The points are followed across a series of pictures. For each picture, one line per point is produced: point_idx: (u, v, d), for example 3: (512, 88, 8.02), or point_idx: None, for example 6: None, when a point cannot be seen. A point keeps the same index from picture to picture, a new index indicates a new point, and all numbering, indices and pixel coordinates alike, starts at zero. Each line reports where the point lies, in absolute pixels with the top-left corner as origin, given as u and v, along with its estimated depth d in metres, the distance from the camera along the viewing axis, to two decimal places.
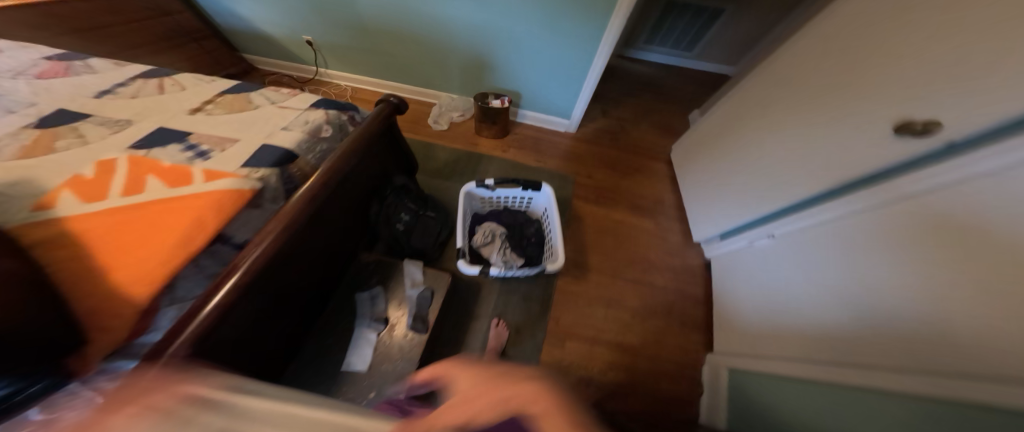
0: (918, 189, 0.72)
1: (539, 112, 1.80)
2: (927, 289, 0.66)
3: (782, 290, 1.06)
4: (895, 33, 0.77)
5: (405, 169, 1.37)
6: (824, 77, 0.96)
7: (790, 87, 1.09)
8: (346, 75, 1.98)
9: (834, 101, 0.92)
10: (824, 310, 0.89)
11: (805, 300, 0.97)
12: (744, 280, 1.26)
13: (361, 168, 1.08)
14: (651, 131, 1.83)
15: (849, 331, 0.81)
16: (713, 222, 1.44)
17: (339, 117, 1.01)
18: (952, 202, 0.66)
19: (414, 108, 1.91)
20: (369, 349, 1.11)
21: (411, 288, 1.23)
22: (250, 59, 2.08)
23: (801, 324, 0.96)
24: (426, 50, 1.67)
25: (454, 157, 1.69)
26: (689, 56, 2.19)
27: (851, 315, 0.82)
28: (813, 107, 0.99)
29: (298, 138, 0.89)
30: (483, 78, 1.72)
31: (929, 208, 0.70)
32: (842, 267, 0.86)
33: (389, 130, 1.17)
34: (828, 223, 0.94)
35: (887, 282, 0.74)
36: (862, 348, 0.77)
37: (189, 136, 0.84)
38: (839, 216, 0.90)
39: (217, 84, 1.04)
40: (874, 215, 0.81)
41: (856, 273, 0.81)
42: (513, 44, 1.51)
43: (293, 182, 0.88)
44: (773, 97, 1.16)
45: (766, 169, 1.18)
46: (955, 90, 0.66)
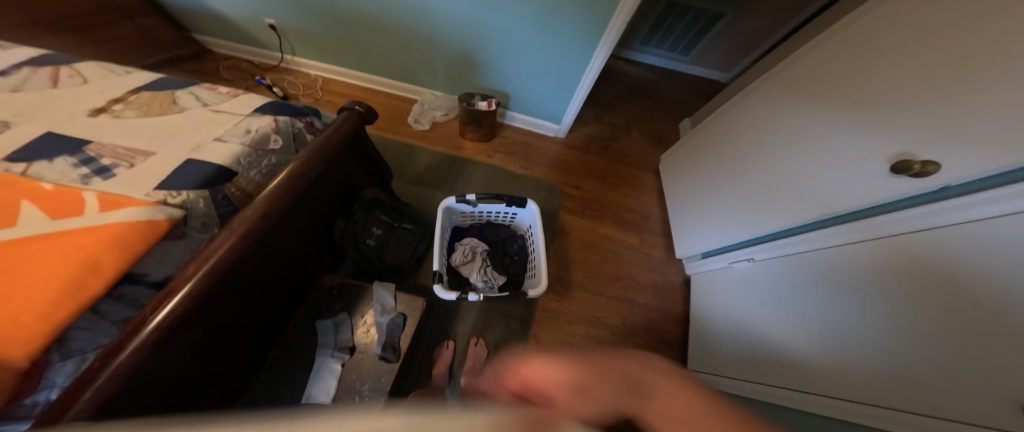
0: (910, 229, 0.65)
1: (528, 115, 1.68)
2: (932, 343, 0.57)
3: (751, 317, 0.99)
4: (909, 52, 0.69)
5: (377, 182, 1.22)
6: (826, 93, 0.88)
7: (788, 101, 1.00)
8: (314, 64, 1.77)
9: (834, 117, 0.83)
10: (796, 345, 0.83)
11: (775, 330, 0.90)
12: (712, 301, 1.18)
13: (323, 182, 0.93)
14: (644, 139, 1.76)
15: (820, 371, 0.75)
16: (691, 239, 1.31)
17: (293, 125, 0.87)
18: (946, 248, 0.58)
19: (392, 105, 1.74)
20: (333, 380, 0.98)
21: (380, 315, 1.06)
22: (202, 39, 1.82)
23: (769, 355, 0.89)
24: (405, 42, 1.50)
25: (433, 160, 1.53)
26: (684, 60, 2.14)
27: (825, 355, 0.75)
28: (809, 124, 0.91)
29: (238, 151, 0.74)
30: (469, 76, 1.58)
31: (919, 250, 0.63)
32: (828, 300, 0.77)
33: (357, 140, 1.02)
34: (814, 250, 0.85)
35: (882, 327, 0.65)
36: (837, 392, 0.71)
37: (86, 145, 0.67)
38: (822, 246, 0.82)
39: (132, 77, 0.87)
40: (857, 249, 0.74)
41: (836, 311, 0.74)
42: (503, 41, 1.38)
43: (232, 204, 0.72)
44: (768, 110, 1.08)
45: (749, 187, 1.09)
46: (962, 124, 0.58)
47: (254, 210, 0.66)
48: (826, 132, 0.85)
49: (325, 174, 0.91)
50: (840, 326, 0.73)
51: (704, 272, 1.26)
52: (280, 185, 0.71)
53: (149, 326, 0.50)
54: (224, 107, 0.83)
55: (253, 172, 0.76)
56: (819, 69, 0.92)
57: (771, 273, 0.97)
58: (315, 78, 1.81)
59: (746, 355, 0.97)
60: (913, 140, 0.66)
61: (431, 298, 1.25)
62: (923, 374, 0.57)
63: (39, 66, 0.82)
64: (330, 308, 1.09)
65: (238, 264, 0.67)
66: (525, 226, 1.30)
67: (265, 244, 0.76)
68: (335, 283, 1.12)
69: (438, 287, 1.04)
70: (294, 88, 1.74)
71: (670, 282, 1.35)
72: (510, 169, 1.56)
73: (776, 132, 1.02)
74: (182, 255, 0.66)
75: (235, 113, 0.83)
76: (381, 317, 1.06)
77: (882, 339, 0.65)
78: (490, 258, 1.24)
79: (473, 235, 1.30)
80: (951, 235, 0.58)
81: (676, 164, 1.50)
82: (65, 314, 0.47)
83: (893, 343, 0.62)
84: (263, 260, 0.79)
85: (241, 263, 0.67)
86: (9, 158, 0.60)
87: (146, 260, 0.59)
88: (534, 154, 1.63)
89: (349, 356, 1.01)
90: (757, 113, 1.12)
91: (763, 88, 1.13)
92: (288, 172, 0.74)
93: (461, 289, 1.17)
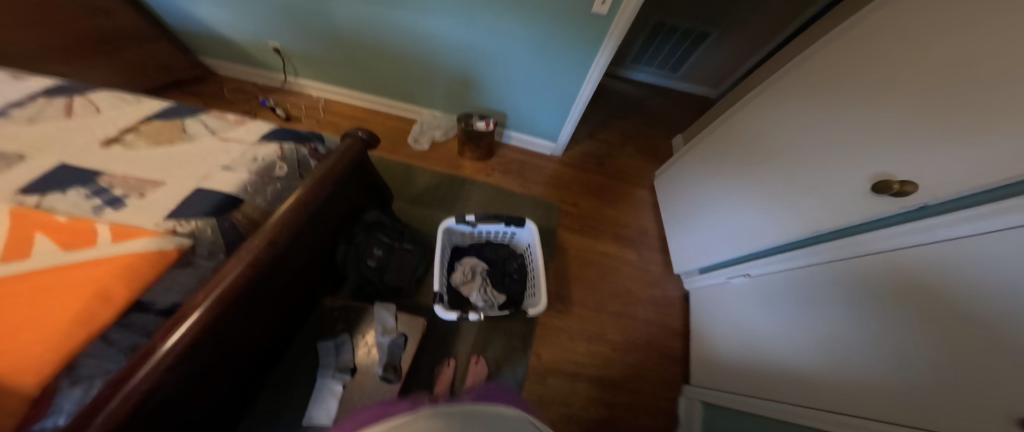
0: (896, 244, 0.67)
1: (525, 133, 1.73)
2: (927, 358, 0.58)
3: (753, 331, 1.00)
4: (878, 76, 0.74)
5: (377, 203, 1.25)
6: (809, 111, 0.92)
7: (775, 118, 1.04)
8: (317, 86, 1.83)
9: (819, 135, 0.87)
10: (798, 357, 0.84)
11: (777, 343, 0.90)
12: (714, 315, 1.18)
13: (328, 205, 0.95)
14: (638, 155, 1.80)
15: (824, 381, 0.76)
16: (690, 252, 1.32)
17: (298, 152, 0.90)
18: (931, 262, 0.61)
19: (393, 125, 1.78)
20: (334, 400, 0.97)
21: (381, 336, 1.05)
22: (206, 63, 1.88)
23: (773, 369, 0.90)
24: (406, 65, 1.56)
25: (433, 179, 1.56)
26: (673, 77, 2.23)
27: (826, 365, 0.76)
28: (795, 141, 0.95)
29: (244, 179, 0.76)
30: (468, 97, 1.64)
31: (908, 264, 0.65)
32: (827, 316, 0.79)
33: (361, 165, 1.05)
34: (810, 265, 0.87)
35: (881, 343, 0.66)
36: (840, 401, 0.71)
37: (99, 175, 0.69)
38: (818, 260, 0.84)
39: (143, 106, 0.90)
40: (851, 264, 0.76)
41: (835, 323, 0.76)
42: (501, 64, 1.43)
43: (239, 231, 0.73)
44: (757, 128, 1.11)
45: (743, 201, 1.12)
46: (932, 144, 0.62)
47: (260, 238, 0.68)
48: (812, 151, 0.89)
49: (330, 198, 0.93)
50: (839, 341, 0.74)
51: (701, 286, 1.27)
52: (286, 211, 0.74)
53: (159, 352, 0.51)
54: (230, 135, 0.86)
55: (259, 198, 0.77)
56: (801, 90, 0.96)
57: (768, 287, 0.98)
58: (318, 99, 1.86)
59: (748, 371, 0.97)
60: (891, 159, 0.69)
61: (431, 317, 1.25)
62: (921, 390, 0.58)
63: (53, 97, 0.84)
64: (330, 332, 1.08)
65: (244, 290, 0.68)
66: (524, 245, 1.32)
67: (270, 269, 0.77)
68: (337, 305, 1.13)
69: (438, 307, 1.04)
70: (298, 110, 1.78)
71: (671, 296, 1.37)
72: (508, 187, 1.59)
73: (765, 150, 1.06)
74: (188, 283, 0.66)
75: (242, 141, 0.85)
76: (382, 338, 1.06)
77: (882, 355, 0.65)
78: (490, 276, 1.25)
79: (472, 254, 1.31)
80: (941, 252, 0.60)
81: (670, 179, 1.54)
82: (73, 342, 0.48)
83: (890, 353, 0.64)
84: (268, 285, 0.80)
85: (246, 289, 0.68)
86: (24, 190, 0.62)
87: (155, 288, 0.60)
88: (532, 172, 1.66)
89: (350, 377, 1.01)
90: (745, 130, 1.16)
91: (751, 107, 1.17)
92: (294, 198, 0.76)
93: (461, 308, 1.17)
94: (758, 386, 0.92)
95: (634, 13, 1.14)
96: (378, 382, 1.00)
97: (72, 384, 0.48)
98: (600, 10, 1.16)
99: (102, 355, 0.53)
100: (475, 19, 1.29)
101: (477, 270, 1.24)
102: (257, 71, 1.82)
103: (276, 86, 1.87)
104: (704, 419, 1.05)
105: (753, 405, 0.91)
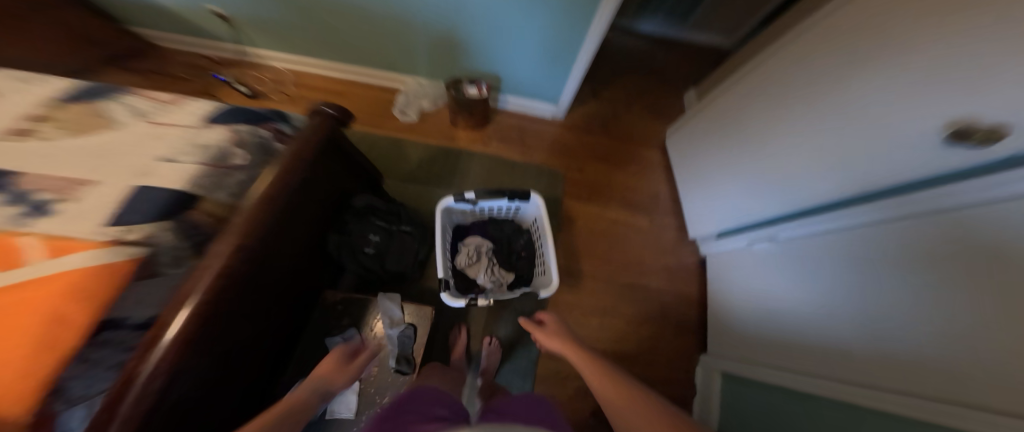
0: (952, 203, 0.56)
1: (522, 96, 1.56)
2: (966, 328, 0.51)
3: (782, 300, 0.93)
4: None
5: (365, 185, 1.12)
6: (846, 49, 0.73)
7: (803, 60, 0.86)
8: (281, 55, 1.61)
9: (862, 76, 0.70)
10: (830, 327, 0.78)
11: (808, 312, 0.84)
12: (737, 283, 1.12)
13: (307, 194, 0.83)
14: (647, 114, 1.65)
15: (857, 352, 0.71)
16: (712, 218, 1.23)
17: (254, 135, 0.76)
18: (991, 223, 0.50)
19: (375, 97, 1.61)
20: (353, 395, 0.93)
21: (390, 328, 1.00)
22: (146, 34, 1.63)
23: (803, 339, 0.85)
24: (381, 26, 1.34)
25: (425, 154, 1.43)
26: (682, 27, 1.99)
27: (862, 336, 0.70)
28: (830, 87, 0.78)
29: (192, 173, 0.63)
30: (455, 59, 1.44)
31: (961, 226, 0.55)
32: (858, 282, 0.73)
33: (337, 143, 0.90)
34: (842, 228, 0.79)
35: (909, 309, 0.61)
36: (874, 372, 0.66)
37: (13, 178, 0.56)
38: (859, 223, 0.74)
39: (53, 86, 0.74)
40: (897, 225, 0.66)
41: (873, 292, 0.69)
42: (489, 19, 1.22)
43: (203, 231, 0.63)
44: (772, 75, 0.97)
45: (770, 162, 0.98)
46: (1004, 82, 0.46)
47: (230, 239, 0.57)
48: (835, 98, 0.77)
49: (308, 183, 0.82)
50: (869, 309, 0.69)
51: (720, 255, 1.22)
52: (258, 206, 0.62)
53: (141, 375, 0.41)
54: (173, 120, 0.72)
55: (219, 193, 0.64)
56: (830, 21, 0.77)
57: (793, 252, 0.92)
58: (286, 71, 1.65)
59: (772, 341, 0.94)
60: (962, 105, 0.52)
61: (437, 302, 1.20)
62: (955, 362, 0.52)
63: None
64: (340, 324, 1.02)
65: (229, 300, 0.59)
66: (530, 220, 1.22)
67: (256, 271, 0.68)
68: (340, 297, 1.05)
69: (445, 295, 0.97)
70: (266, 84, 1.58)
71: (686, 263, 1.30)
72: (508, 158, 1.46)
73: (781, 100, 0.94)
74: (162, 292, 0.57)
75: (187, 127, 0.71)
76: (390, 329, 1.01)
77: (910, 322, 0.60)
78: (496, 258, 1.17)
79: (475, 234, 1.22)
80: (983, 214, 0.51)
81: (683, 140, 1.41)
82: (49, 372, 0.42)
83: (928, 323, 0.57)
84: (262, 288, 0.71)
85: (232, 299, 0.60)
86: None
87: (123, 301, 0.50)
88: (533, 140, 1.52)
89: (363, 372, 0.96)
90: (768, 77, 0.98)
91: (769, 51, 1.01)
92: (262, 189, 0.64)
93: (467, 294, 1.11)
94: (786, 357, 0.88)
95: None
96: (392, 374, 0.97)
97: (67, 407, 0.44)
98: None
99: (88, 378, 0.46)
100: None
101: (481, 251, 1.16)
102: (208, 42, 1.59)
103: (235, 58, 1.65)
104: (724, 390, 1.05)
105: (775, 373, 0.89)
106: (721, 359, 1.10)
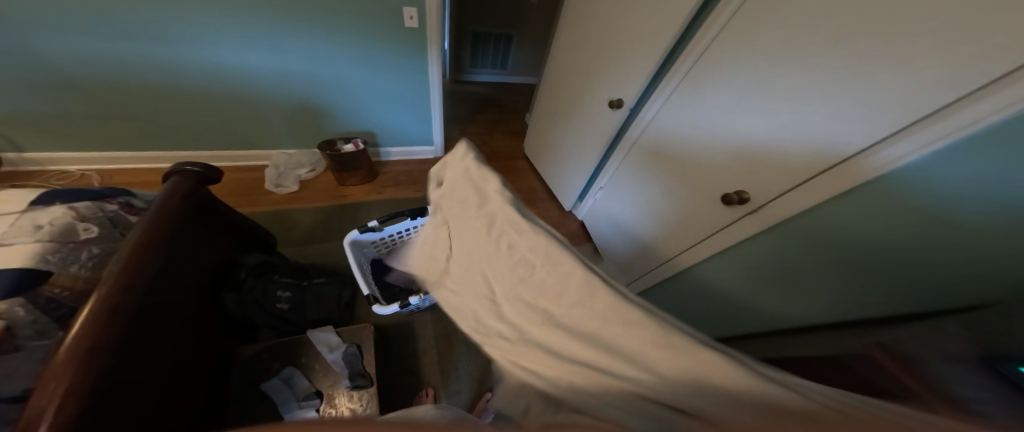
0: (669, 119, 0.93)
1: (402, 146, 1.75)
2: (724, 181, 0.80)
3: (617, 221, 1.24)
4: (623, 16, 1.02)
5: (251, 240, 0.93)
6: (598, 22, 1.14)
7: (575, 51, 1.29)
8: (83, 158, 1.42)
9: (606, 48, 1.11)
10: (642, 222, 1.11)
11: (627, 221, 1.18)
12: (594, 228, 1.41)
13: (221, 222, 0.81)
14: (508, 137, 2.03)
15: (658, 232, 1.04)
16: (569, 191, 1.51)
17: (101, 209, 0.66)
18: (683, 130, 0.89)
19: (239, 177, 1.53)
20: None
21: (331, 353, 0.83)
22: None
23: (634, 244, 1.17)
24: (221, 102, 1.38)
25: (319, 216, 1.40)
26: (507, 72, 2.69)
27: (655, 218, 1.04)
28: (591, 54, 1.20)
29: (27, 252, 0.54)
30: (317, 125, 1.55)
31: (673, 139, 0.93)
32: (715, 165, 0.81)
33: (204, 209, 0.74)
34: (662, 140, 0.97)
35: (764, 180, 0.71)
36: (671, 237, 1.00)
37: (32, 207, 0.62)
38: (629, 152, 1.12)
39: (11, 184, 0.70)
40: (635, 150, 1.09)
41: (651, 190, 1.04)
42: (325, 68, 1.37)
43: (66, 306, 0.53)
44: (582, 79, 1.28)
45: (570, 124, 1.41)
46: (659, 44, 0.90)
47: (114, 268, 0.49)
48: (635, 51, 0.99)
49: (207, 236, 0.75)
50: (733, 191, 0.79)
51: (593, 203, 1.39)
52: (130, 251, 0.52)
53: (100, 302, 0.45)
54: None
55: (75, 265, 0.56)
56: (586, 13, 1.19)
57: (633, 173, 1.11)
58: (80, 172, 1.42)
59: (629, 254, 1.21)
60: (655, 39, 0.91)
61: (382, 325, 1.04)
62: (706, 192, 0.85)
63: None
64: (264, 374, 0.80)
65: (159, 303, 0.57)
66: None
67: (167, 298, 0.59)
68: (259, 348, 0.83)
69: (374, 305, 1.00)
70: (42, 184, 1.31)
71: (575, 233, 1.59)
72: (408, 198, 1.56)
73: (592, 62, 1.20)
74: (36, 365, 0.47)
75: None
76: (330, 356, 0.84)
77: (772, 212, 0.72)
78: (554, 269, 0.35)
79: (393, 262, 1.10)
80: (835, 132, 0.58)
81: (540, 120, 1.69)
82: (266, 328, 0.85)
83: (676, 191, 0.94)
84: (159, 333, 0.56)
85: (162, 307, 0.57)
86: (47, 204, 0.64)
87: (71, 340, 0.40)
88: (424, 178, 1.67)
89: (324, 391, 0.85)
90: (561, 68, 1.42)
91: (573, 52, 1.31)
92: (138, 228, 0.56)
93: (412, 312, 1.07)
94: (639, 261, 1.16)
95: (439, 20, 1.31)
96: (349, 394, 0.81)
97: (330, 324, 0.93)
98: (411, 24, 1.30)
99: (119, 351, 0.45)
100: (272, 30, 1.22)
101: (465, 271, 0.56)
102: None
103: (16, 171, 1.38)
104: None
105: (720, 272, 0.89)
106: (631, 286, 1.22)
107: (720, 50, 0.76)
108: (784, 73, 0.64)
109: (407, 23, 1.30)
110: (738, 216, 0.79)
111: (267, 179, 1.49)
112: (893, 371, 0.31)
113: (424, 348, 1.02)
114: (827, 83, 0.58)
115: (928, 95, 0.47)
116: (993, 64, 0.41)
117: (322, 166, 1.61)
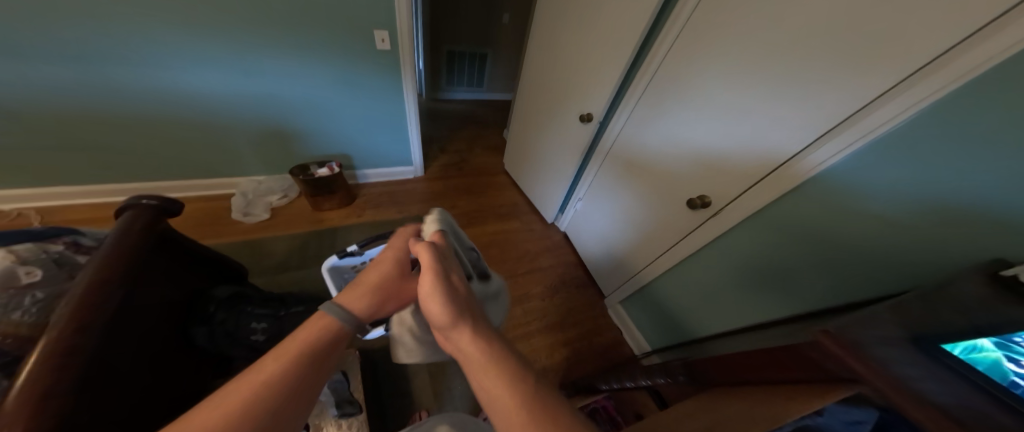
0: (636, 130, 1.00)
1: (379, 166, 1.74)
2: (688, 184, 0.86)
3: (597, 228, 1.29)
4: (585, 36, 1.11)
5: (220, 270, 0.89)
6: (563, 43, 1.23)
7: (545, 68, 1.37)
8: (25, 195, 1.32)
9: (573, 66, 1.19)
10: (620, 228, 1.16)
11: (606, 228, 1.23)
12: (576, 237, 1.45)
13: (185, 254, 0.77)
14: (486, 152, 2.07)
15: (635, 237, 1.09)
16: (550, 203, 1.56)
17: (44, 249, 0.61)
18: (650, 139, 0.96)
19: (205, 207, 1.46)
20: None
21: None
22: None
23: (614, 249, 1.22)
24: (184, 130, 1.33)
25: (294, 243, 1.36)
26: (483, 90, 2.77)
27: (631, 223, 1.10)
28: (560, 72, 1.28)
29: None
30: (289, 148, 1.52)
31: (642, 149, 1.00)
32: (678, 171, 0.89)
33: (166, 242, 0.71)
34: (631, 150, 1.04)
35: (723, 183, 0.78)
36: (646, 240, 1.05)
37: None
38: (603, 161, 1.18)
39: None
40: (608, 159, 1.15)
41: (626, 197, 1.10)
42: (296, 91, 1.36)
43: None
44: (552, 96, 1.36)
45: (546, 138, 1.47)
46: (619, 61, 0.98)
47: (65, 311, 0.45)
48: (598, 67, 1.07)
49: (170, 270, 0.72)
50: (697, 196, 0.85)
51: (573, 213, 1.44)
52: (84, 290, 0.48)
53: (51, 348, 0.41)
54: None
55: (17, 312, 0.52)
56: (552, 35, 1.27)
57: (608, 181, 1.17)
58: (21, 210, 1.31)
59: (610, 259, 1.25)
60: (616, 56, 0.99)
61: (368, 351, 1.01)
62: (675, 196, 0.91)
63: None
64: None
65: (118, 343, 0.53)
66: None
67: (127, 338, 0.55)
68: None
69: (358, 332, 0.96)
70: None
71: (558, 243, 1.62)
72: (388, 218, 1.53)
73: (561, 79, 1.28)
74: None
75: None
76: None
77: (734, 212, 0.78)
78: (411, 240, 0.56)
79: None
80: (776, 137, 0.66)
81: (517, 134, 1.74)
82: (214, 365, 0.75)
83: (648, 196, 1.00)
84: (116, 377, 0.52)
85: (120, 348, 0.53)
86: None
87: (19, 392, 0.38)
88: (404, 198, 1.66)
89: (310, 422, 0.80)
90: (532, 85, 1.49)
91: (543, 69, 1.38)
92: (90, 267, 0.51)
93: None
94: (619, 266, 1.20)
95: (411, 42, 1.35)
96: (336, 423, 0.77)
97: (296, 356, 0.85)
98: (383, 46, 1.33)
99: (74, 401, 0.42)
100: (240, 55, 1.21)
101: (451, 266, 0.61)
102: None
103: None
104: (632, 315, 1.20)
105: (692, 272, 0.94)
106: (614, 290, 1.26)
107: (673, 66, 0.85)
108: (730, 85, 0.73)
109: (379, 46, 1.33)
110: (704, 216, 0.85)
111: (235, 208, 1.44)
112: (844, 360, 0.33)
113: (411, 371, 0.99)
114: (765, 94, 0.66)
115: (846, 101, 0.55)
116: (881, 83, 0.51)
117: (295, 191, 1.57)
